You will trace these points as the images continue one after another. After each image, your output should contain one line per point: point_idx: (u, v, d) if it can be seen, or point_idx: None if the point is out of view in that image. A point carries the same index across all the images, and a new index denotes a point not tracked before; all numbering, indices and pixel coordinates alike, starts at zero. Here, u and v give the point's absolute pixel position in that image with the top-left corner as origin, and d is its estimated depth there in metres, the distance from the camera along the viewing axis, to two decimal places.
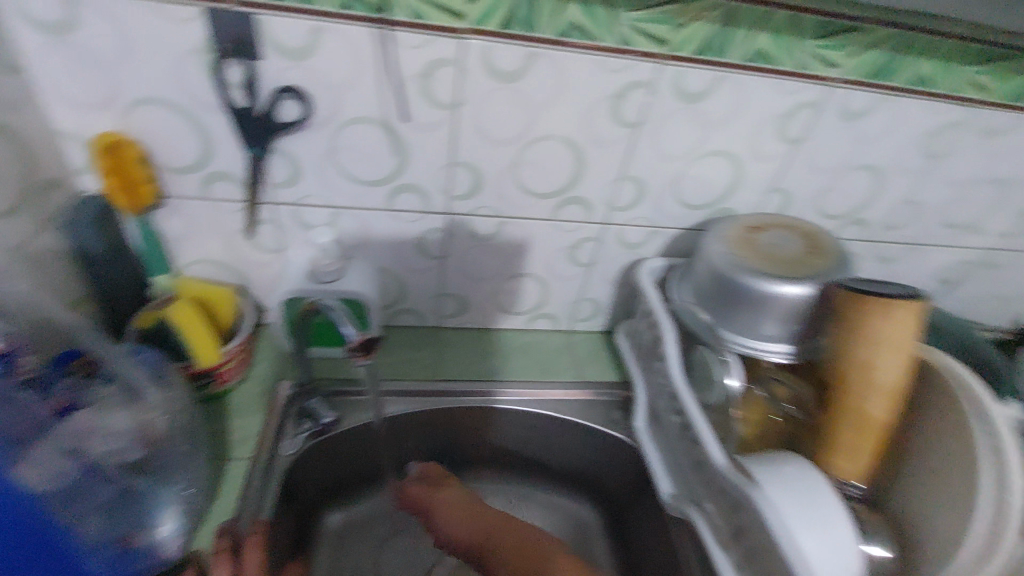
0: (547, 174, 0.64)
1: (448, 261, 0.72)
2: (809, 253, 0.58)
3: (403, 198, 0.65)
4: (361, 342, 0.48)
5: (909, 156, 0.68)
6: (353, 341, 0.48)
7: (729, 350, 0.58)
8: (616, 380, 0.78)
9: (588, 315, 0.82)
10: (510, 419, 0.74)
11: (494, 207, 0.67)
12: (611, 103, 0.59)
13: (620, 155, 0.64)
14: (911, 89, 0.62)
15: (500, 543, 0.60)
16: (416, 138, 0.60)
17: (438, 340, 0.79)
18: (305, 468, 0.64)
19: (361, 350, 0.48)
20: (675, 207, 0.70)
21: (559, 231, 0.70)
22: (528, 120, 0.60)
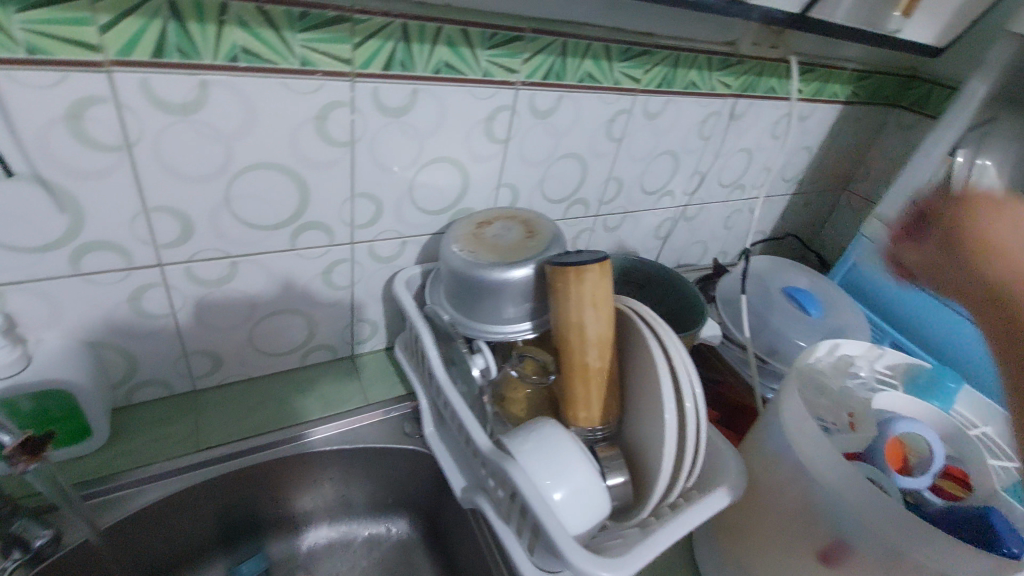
0: (269, 206, 0.61)
1: (183, 316, 0.65)
2: (527, 238, 0.66)
3: (96, 258, 0.56)
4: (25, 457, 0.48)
5: (599, 141, 0.81)
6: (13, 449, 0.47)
7: (478, 341, 0.63)
8: (405, 392, 0.79)
9: (366, 336, 0.81)
10: (295, 465, 0.71)
11: (218, 248, 0.61)
12: (314, 125, 0.58)
13: (343, 174, 0.64)
14: (584, 85, 0.73)
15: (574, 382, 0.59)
16: (87, 189, 0.52)
17: (196, 406, 0.71)
18: None
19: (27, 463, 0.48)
20: (416, 214, 0.73)
21: (304, 259, 0.68)
22: (225, 152, 0.56)
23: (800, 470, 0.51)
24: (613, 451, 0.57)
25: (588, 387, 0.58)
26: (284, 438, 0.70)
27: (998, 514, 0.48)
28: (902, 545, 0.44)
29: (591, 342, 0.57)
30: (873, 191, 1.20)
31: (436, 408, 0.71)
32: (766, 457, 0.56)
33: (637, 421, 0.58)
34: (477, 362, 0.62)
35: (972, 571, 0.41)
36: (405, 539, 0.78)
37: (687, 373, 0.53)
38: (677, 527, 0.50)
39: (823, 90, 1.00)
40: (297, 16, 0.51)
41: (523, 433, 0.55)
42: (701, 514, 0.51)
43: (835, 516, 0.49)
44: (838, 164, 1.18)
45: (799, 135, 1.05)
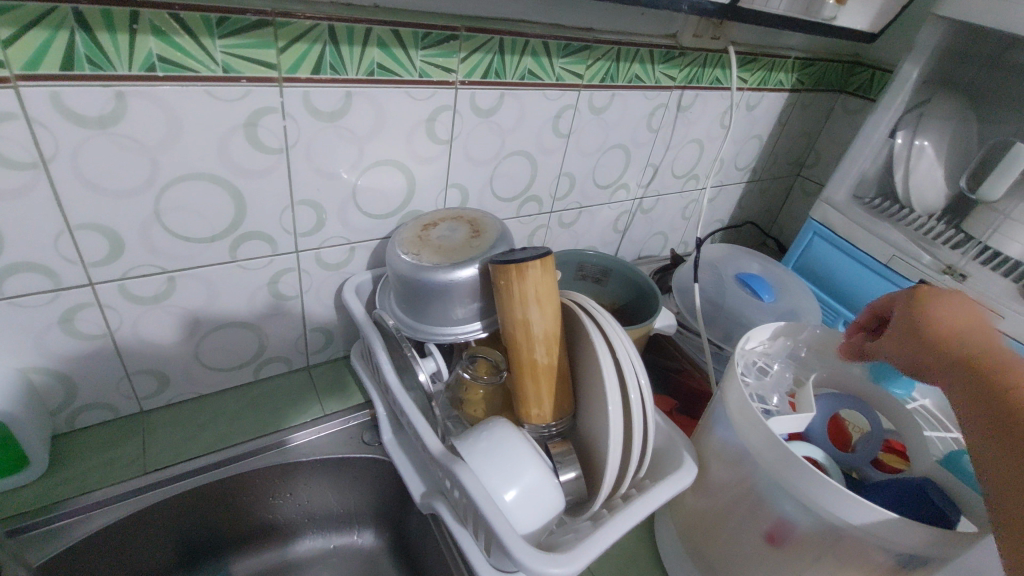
0: (204, 218, 0.60)
1: (121, 335, 0.62)
2: (472, 238, 0.65)
3: (19, 281, 0.54)
4: None
5: (547, 137, 0.81)
6: None
7: (427, 343, 0.63)
8: (363, 400, 0.78)
9: (321, 345, 0.80)
10: (249, 482, 0.69)
11: (153, 263, 0.60)
12: (244, 133, 0.57)
13: (280, 182, 0.62)
14: (526, 82, 0.73)
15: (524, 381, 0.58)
16: (2, 209, 0.50)
17: (143, 427, 0.69)
18: None
19: None
20: (362, 218, 0.72)
21: (247, 270, 0.66)
22: (151, 165, 0.54)
23: (744, 454, 0.52)
24: (566, 446, 0.57)
25: (538, 385, 0.58)
26: (236, 455, 0.68)
27: (931, 485, 0.49)
28: (839, 521, 0.45)
29: (538, 340, 0.56)
30: (824, 175, 1.23)
31: (393, 414, 0.70)
32: (714, 443, 0.57)
33: (589, 417, 0.58)
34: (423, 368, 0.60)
35: (904, 538, 0.43)
36: (371, 549, 0.77)
37: (631, 363, 0.53)
38: (627, 518, 0.50)
39: (768, 79, 1.01)
40: (215, 22, 0.50)
41: (481, 436, 0.54)
42: (651, 503, 0.51)
43: (778, 496, 0.50)
44: (789, 151, 1.20)
45: (748, 123, 1.07)
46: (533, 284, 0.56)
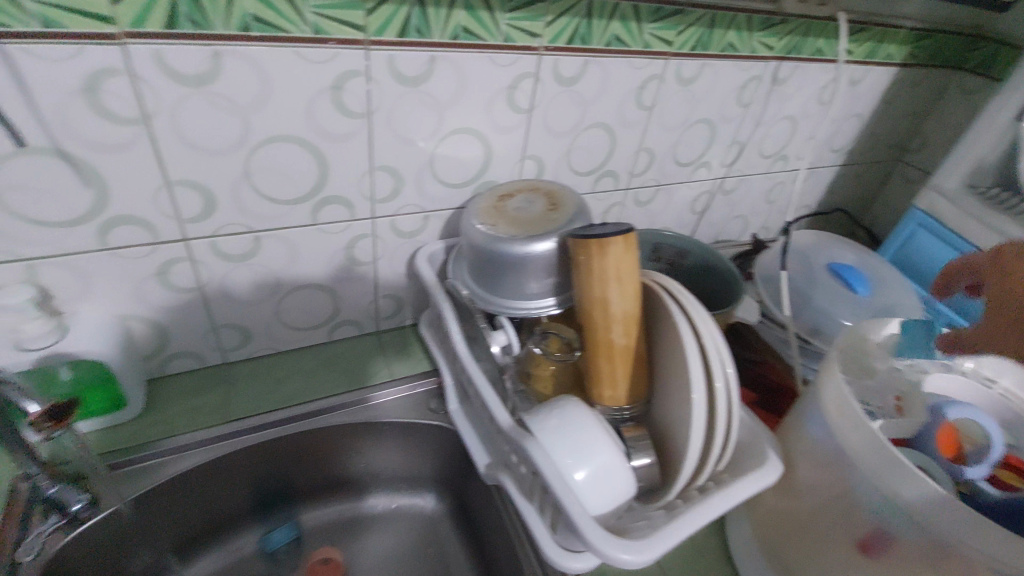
0: (288, 179, 0.61)
1: (209, 290, 0.65)
2: (550, 210, 0.63)
3: (122, 233, 0.57)
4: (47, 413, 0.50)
5: (629, 111, 0.77)
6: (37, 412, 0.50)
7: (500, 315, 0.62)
8: (429, 368, 0.79)
9: (391, 311, 0.81)
10: (321, 438, 0.72)
11: (240, 223, 0.62)
12: (329, 96, 0.57)
13: (361, 147, 0.63)
14: (611, 49, 0.69)
15: (598, 363, 0.56)
16: (109, 163, 0.52)
17: (226, 378, 0.72)
18: (73, 560, 0.58)
19: (52, 421, 0.50)
20: (438, 187, 0.71)
21: (326, 234, 0.68)
22: (242, 125, 0.55)
23: (840, 454, 0.48)
24: (640, 432, 0.55)
25: (611, 368, 0.56)
26: (309, 412, 0.71)
27: None
28: (950, 540, 0.41)
29: (614, 319, 0.54)
30: (931, 161, 1.11)
31: (459, 384, 0.70)
32: (803, 441, 0.53)
33: (664, 402, 0.56)
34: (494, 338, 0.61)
35: None
36: (431, 512, 0.78)
37: (716, 351, 0.50)
38: (706, 511, 0.48)
39: (876, 52, 0.92)
40: None
41: (551, 410, 0.53)
42: (731, 500, 0.48)
43: (878, 506, 0.45)
44: (891, 133, 1.09)
45: (847, 101, 0.97)
46: (614, 260, 0.53)
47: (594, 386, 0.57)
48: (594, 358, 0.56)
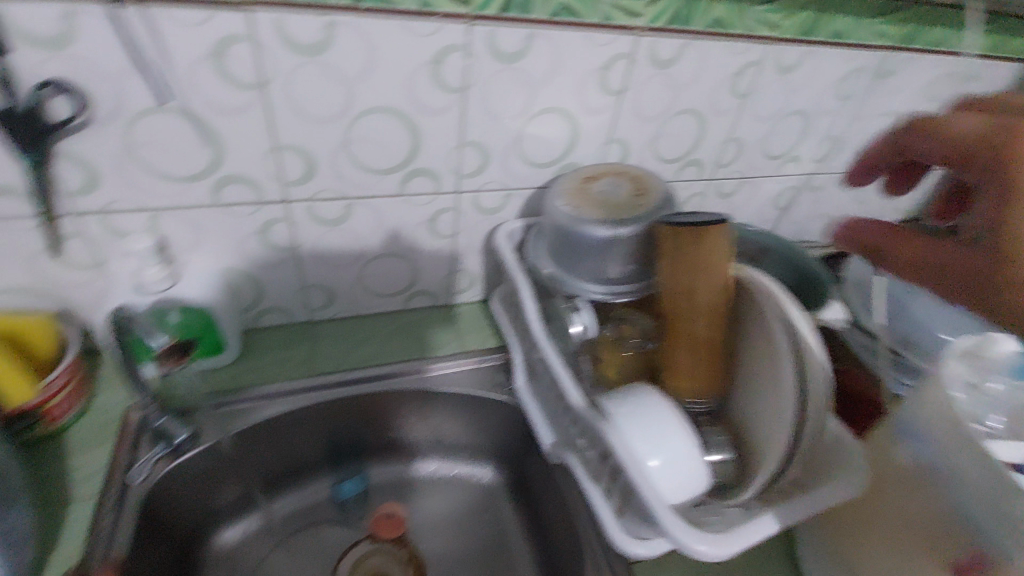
0: (383, 149, 0.63)
1: (302, 251, 0.69)
2: (637, 195, 0.62)
3: (232, 191, 0.61)
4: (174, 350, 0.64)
5: (721, 98, 0.75)
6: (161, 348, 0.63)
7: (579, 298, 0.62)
8: (497, 343, 0.80)
9: (464, 286, 0.83)
10: (393, 400, 0.75)
11: (335, 189, 0.65)
12: (429, 70, 0.59)
13: (454, 121, 0.64)
14: (711, 32, 0.67)
15: (676, 353, 0.56)
16: (226, 124, 0.56)
17: (310, 335, 0.77)
18: (172, 487, 0.62)
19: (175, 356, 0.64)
20: (522, 166, 0.71)
21: (412, 205, 0.70)
22: (347, 94, 0.58)
23: (948, 472, 0.45)
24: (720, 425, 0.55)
25: (691, 358, 0.55)
26: (385, 374, 0.74)
27: None
28: None
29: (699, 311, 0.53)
30: None
31: (529, 361, 0.71)
32: (894, 453, 0.50)
33: (745, 399, 0.55)
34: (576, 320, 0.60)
35: None
36: (489, 483, 0.81)
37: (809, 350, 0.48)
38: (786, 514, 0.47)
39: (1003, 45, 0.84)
40: None
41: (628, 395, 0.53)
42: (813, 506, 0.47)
43: (980, 529, 0.43)
44: None
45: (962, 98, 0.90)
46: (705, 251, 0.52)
47: (670, 376, 0.57)
48: (673, 347, 0.56)
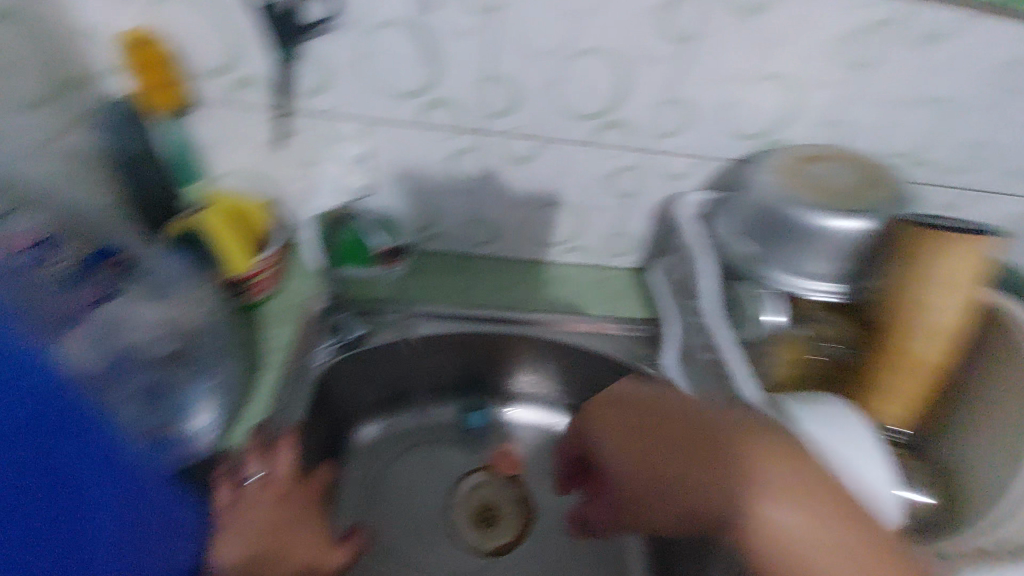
0: (587, 92, 0.60)
1: (481, 185, 0.69)
2: (863, 185, 0.55)
3: (435, 114, 0.62)
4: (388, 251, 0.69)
5: (985, 93, 0.62)
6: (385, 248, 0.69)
7: (775, 288, 0.57)
8: (650, 316, 0.75)
9: (623, 252, 0.79)
10: (535, 348, 0.74)
11: (530, 127, 0.63)
12: (659, 13, 0.55)
13: (667, 73, 0.59)
14: (1000, 9, 0.55)
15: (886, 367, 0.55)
16: (448, 45, 0.56)
17: (468, 268, 0.78)
18: (336, 376, 0.67)
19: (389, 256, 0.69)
20: (724, 136, 0.65)
21: (598, 157, 0.66)
22: (569, 30, 0.56)
23: None
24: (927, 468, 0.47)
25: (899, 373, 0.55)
26: (533, 320, 0.73)
27: None
28: None
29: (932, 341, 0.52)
30: None
31: (687, 342, 0.67)
32: None
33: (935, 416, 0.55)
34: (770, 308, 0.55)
35: None
36: None
37: None
38: None
39: None
40: None
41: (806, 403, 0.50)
42: None
43: None
44: None
45: None
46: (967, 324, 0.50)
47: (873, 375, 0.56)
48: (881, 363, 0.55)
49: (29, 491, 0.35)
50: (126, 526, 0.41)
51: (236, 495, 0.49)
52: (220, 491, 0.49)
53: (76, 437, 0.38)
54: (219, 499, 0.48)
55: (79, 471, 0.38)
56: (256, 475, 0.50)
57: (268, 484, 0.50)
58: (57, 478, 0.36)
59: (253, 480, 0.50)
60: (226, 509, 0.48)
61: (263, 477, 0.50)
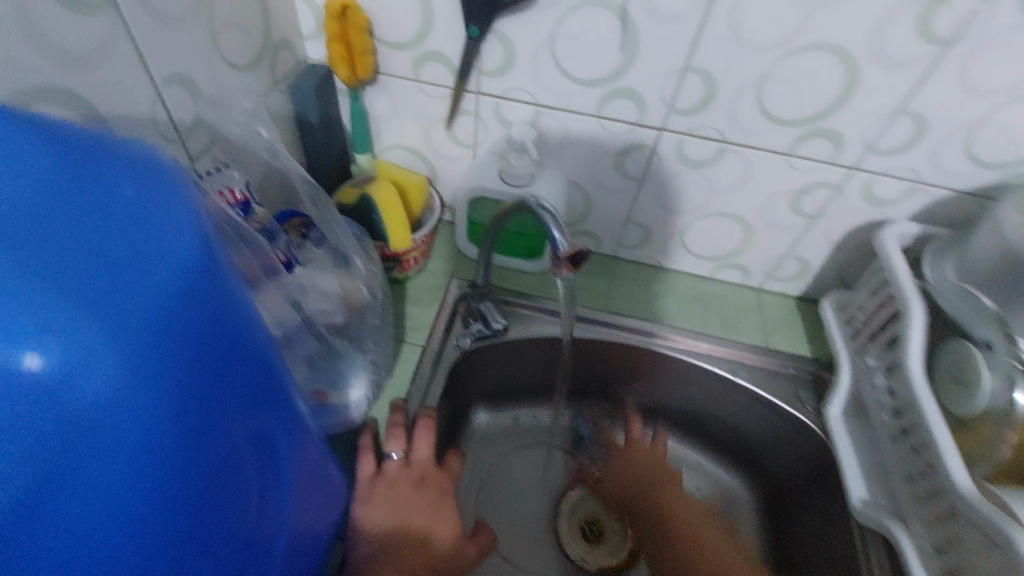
0: (800, 96, 0.52)
1: (646, 187, 0.64)
2: None
3: (616, 106, 0.57)
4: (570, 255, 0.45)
5: None
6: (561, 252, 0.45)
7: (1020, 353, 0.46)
8: (810, 355, 0.66)
9: (789, 275, 0.70)
10: (676, 369, 0.67)
11: (719, 129, 0.57)
12: (921, 8, 0.45)
13: (909, 81, 0.49)
14: None
15: None
16: (650, 32, 0.51)
17: (612, 270, 0.73)
18: (467, 364, 0.65)
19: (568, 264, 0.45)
20: (959, 161, 0.54)
21: (790, 170, 0.58)
22: (799, 23, 0.47)
23: None
24: None
25: None
26: (680, 339, 0.67)
27: None
28: None
29: None
30: None
31: (862, 395, 0.58)
32: None
33: None
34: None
35: None
36: (735, 495, 0.70)
37: None
38: None
39: None
40: None
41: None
42: None
43: None
44: None
45: None
46: None
47: None
48: None
49: (224, 493, 0.26)
50: (308, 495, 0.38)
51: (376, 470, 0.51)
52: (363, 463, 0.50)
53: (258, 423, 0.29)
54: (362, 472, 0.50)
55: (256, 474, 0.29)
56: (397, 454, 0.52)
57: (407, 467, 0.51)
58: (267, 461, 0.30)
59: (394, 458, 0.51)
60: (368, 483, 0.49)
61: (403, 456, 0.52)
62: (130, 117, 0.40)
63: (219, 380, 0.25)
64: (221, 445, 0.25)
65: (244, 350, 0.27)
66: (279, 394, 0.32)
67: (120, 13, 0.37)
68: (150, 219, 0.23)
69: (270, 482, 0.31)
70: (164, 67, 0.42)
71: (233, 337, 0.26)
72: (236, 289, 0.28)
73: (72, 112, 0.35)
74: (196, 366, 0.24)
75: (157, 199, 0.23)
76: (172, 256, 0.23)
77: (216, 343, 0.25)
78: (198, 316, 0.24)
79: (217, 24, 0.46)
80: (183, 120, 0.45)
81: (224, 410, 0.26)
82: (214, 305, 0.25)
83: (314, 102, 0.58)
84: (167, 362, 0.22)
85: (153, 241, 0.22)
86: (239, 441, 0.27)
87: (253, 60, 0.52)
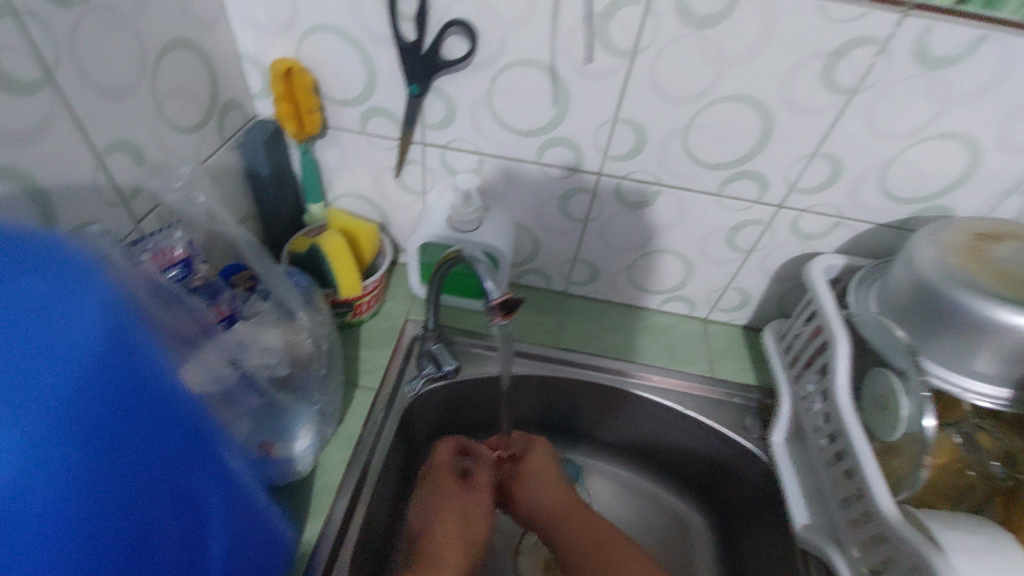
0: (724, 142, 0.56)
1: (590, 227, 0.67)
2: None
3: (555, 153, 0.60)
4: (503, 301, 0.46)
5: None
6: (495, 299, 0.46)
7: (932, 386, 0.48)
8: (754, 382, 0.69)
9: (733, 306, 0.73)
10: (627, 401, 0.69)
11: (652, 173, 0.60)
12: (824, 62, 0.49)
13: (820, 128, 0.53)
14: None
15: None
16: (581, 87, 0.54)
17: (563, 306, 0.75)
18: (421, 405, 0.66)
19: (501, 311, 0.46)
20: (875, 197, 0.57)
21: (721, 209, 0.62)
22: (714, 78, 0.51)
23: None
24: None
25: None
26: (629, 371, 0.69)
27: None
28: None
29: None
30: None
31: (800, 420, 0.60)
32: None
33: None
34: (931, 410, 0.46)
35: None
36: (690, 522, 0.71)
37: None
38: None
39: None
40: None
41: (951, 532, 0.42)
42: None
43: None
44: None
45: None
46: None
47: None
48: None
49: (140, 553, 0.27)
50: (250, 558, 0.38)
51: None
52: None
53: (184, 484, 0.30)
54: None
55: (180, 533, 0.30)
56: None
57: None
58: (196, 520, 0.31)
59: None
60: None
61: None
62: (69, 186, 0.41)
63: (133, 445, 0.27)
64: (133, 516, 0.27)
65: (165, 413, 0.29)
66: (214, 454, 0.33)
67: (59, 92, 0.39)
68: (58, 312, 0.24)
69: (200, 540, 0.32)
70: (106, 136, 0.43)
71: (151, 404, 0.28)
72: (161, 357, 0.29)
73: (7, 186, 0.36)
74: (98, 447, 0.25)
75: (76, 284, 0.25)
76: (84, 332, 0.25)
77: (130, 408, 0.26)
78: (110, 384, 0.25)
79: (161, 91, 0.48)
80: (125, 184, 0.46)
81: (137, 471, 0.27)
82: (130, 373, 0.26)
83: (263, 157, 0.60)
84: (74, 430, 0.24)
85: (57, 333, 0.24)
86: (155, 502, 0.28)
87: (201, 121, 0.54)
